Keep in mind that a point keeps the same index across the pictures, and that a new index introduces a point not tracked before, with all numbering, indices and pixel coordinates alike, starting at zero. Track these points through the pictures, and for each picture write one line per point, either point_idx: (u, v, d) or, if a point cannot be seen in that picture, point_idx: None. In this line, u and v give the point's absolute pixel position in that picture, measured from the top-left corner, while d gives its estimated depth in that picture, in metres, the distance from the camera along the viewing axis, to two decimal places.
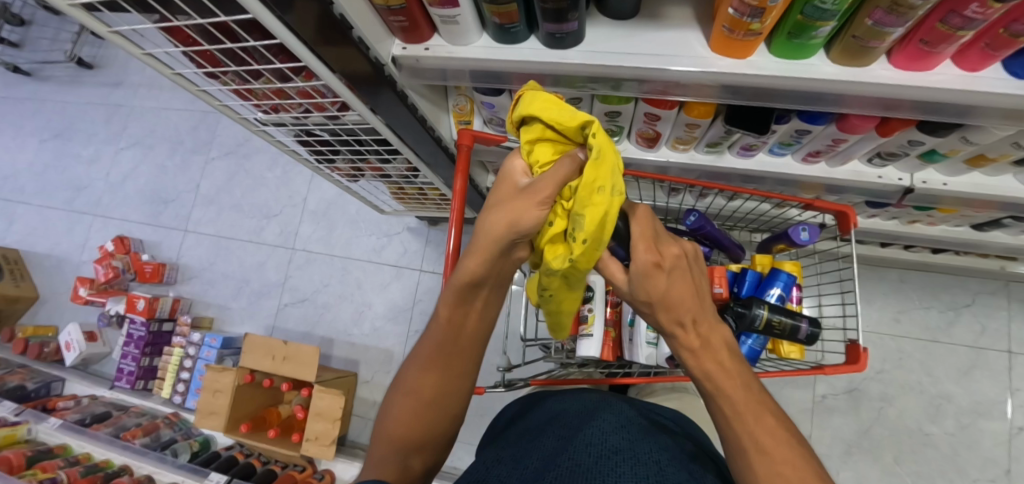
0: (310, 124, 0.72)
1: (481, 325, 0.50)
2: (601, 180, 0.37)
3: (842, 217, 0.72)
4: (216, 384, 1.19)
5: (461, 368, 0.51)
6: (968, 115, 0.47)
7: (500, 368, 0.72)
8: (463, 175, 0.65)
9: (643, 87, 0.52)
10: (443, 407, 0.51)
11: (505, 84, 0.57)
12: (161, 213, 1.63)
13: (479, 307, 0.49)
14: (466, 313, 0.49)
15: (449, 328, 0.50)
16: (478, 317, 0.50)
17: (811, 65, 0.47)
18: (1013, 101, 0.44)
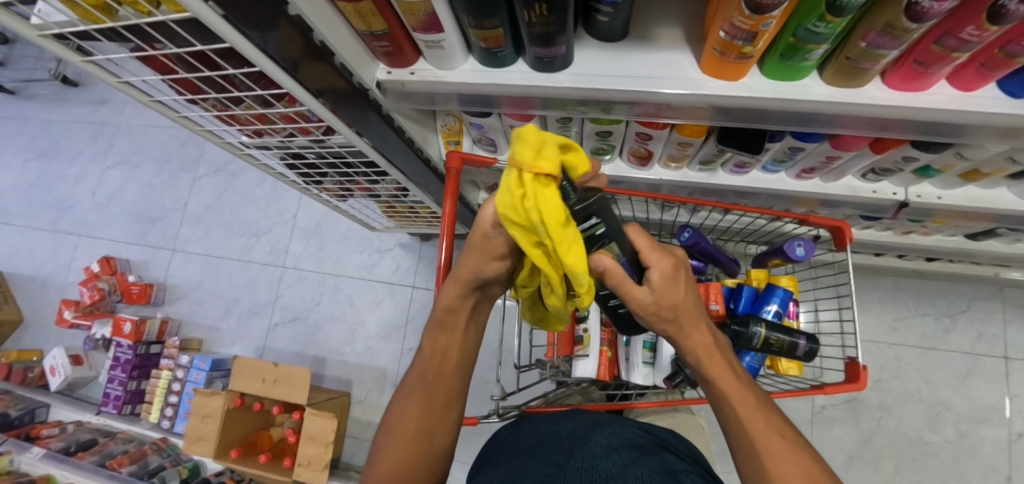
0: (295, 147, 0.71)
1: (463, 354, 0.51)
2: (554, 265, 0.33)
3: (838, 232, 0.71)
4: (204, 409, 1.16)
5: (446, 397, 0.51)
6: (961, 133, 0.47)
7: (493, 397, 0.70)
8: (451, 198, 0.64)
9: (634, 109, 0.51)
10: (428, 442, 0.50)
11: (494, 107, 0.56)
12: (148, 232, 1.60)
13: (459, 342, 0.50)
14: (449, 343, 0.50)
15: (435, 352, 0.50)
16: (460, 348, 0.51)
17: (805, 86, 0.46)
18: (1006, 121, 0.44)
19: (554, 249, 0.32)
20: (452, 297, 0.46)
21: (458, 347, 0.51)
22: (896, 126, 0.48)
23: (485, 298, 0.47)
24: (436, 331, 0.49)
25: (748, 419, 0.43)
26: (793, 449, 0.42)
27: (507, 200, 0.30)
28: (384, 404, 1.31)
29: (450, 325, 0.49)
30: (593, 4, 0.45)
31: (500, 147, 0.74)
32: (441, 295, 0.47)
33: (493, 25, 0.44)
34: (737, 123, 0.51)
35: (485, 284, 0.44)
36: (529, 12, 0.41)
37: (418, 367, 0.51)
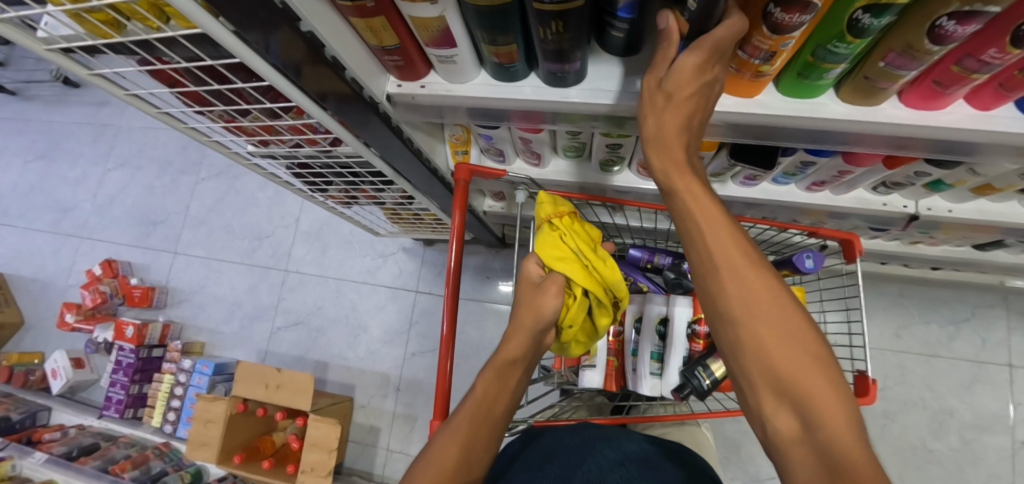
0: (302, 157, 0.71)
1: (511, 400, 0.53)
2: (597, 271, 0.56)
3: (848, 245, 0.71)
4: (207, 414, 1.16)
5: (487, 437, 0.50)
6: (977, 151, 0.46)
7: None
8: (461, 210, 0.64)
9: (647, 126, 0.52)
10: (467, 478, 0.47)
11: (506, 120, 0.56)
12: (150, 235, 1.59)
13: (512, 390, 0.54)
14: (501, 384, 0.53)
15: (487, 391, 0.52)
16: (511, 391, 0.54)
17: (820, 104, 0.46)
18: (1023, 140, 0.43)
19: (596, 265, 0.56)
20: (520, 342, 0.53)
21: (506, 389, 0.53)
22: (913, 143, 0.48)
23: (540, 350, 0.56)
24: (494, 374, 0.53)
25: (754, 311, 0.36)
26: (802, 348, 0.36)
27: (545, 245, 0.56)
28: (386, 409, 1.31)
29: (507, 372, 0.54)
30: (608, 19, 0.44)
31: (508, 157, 0.74)
32: (503, 347, 0.54)
33: (505, 41, 0.44)
34: (747, 141, 0.52)
35: (551, 325, 0.54)
36: (544, 29, 0.40)
37: (468, 403, 0.51)
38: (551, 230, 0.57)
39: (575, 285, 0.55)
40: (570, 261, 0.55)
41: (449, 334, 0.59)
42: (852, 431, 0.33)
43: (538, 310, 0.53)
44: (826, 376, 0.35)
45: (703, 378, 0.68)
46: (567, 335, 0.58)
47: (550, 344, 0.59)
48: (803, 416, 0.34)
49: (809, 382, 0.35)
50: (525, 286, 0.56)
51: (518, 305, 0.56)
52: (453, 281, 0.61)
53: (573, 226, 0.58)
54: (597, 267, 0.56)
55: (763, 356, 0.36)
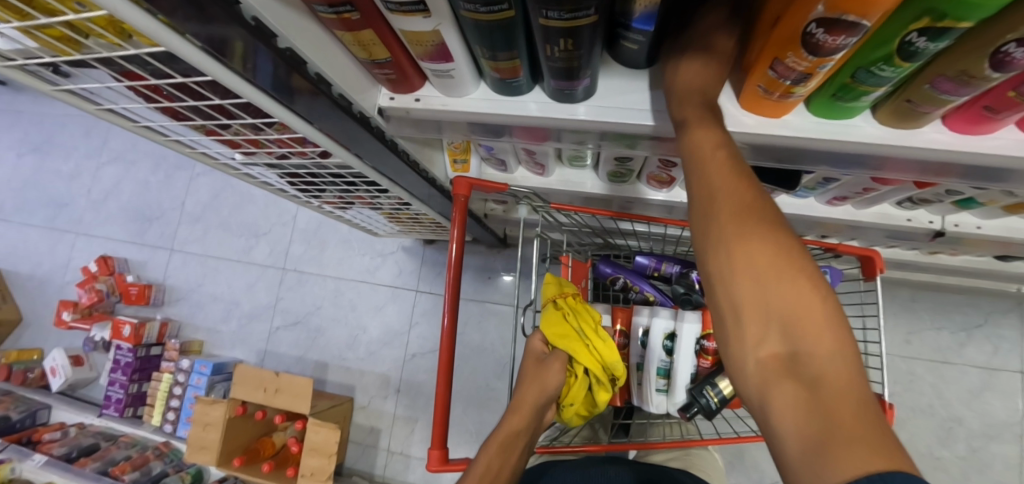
0: (292, 167, 0.68)
1: (513, 469, 0.60)
2: (597, 349, 0.61)
3: (866, 262, 0.67)
4: (206, 417, 1.15)
5: None
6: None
7: None
8: (459, 227, 0.60)
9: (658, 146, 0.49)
10: None
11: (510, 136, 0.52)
12: (147, 232, 1.57)
13: (514, 460, 0.60)
14: (503, 450, 0.59)
15: (488, 460, 0.58)
16: (514, 463, 0.60)
17: (853, 126, 0.42)
18: None
19: (597, 345, 0.61)
20: (521, 417, 0.62)
21: (508, 455, 0.59)
22: (953, 167, 0.44)
23: (541, 423, 0.64)
24: (498, 447, 0.59)
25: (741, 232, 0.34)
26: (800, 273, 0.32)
27: (549, 323, 0.63)
28: (386, 410, 1.30)
29: (509, 445, 0.60)
30: (620, 31, 0.40)
31: (510, 166, 0.70)
32: (506, 421, 0.62)
33: (507, 58, 0.40)
34: (770, 164, 0.48)
35: (552, 398, 0.64)
36: (552, 47, 0.36)
37: (474, 471, 0.57)
38: (556, 308, 0.64)
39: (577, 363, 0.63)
40: (573, 339, 0.62)
41: (449, 357, 0.57)
42: (846, 361, 0.30)
43: (543, 385, 0.63)
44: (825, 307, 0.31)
45: (711, 398, 0.67)
46: (570, 407, 0.64)
47: (553, 417, 0.67)
48: (792, 349, 0.31)
49: (805, 315, 0.31)
50: (531, 361, 0.67)
51: (524, 379, 0.65)
52: (454, 299, 0.58)
53: (577, 304, 0.65)
54: (597, 345, 0.61)
55: (757, 289, 0.33)
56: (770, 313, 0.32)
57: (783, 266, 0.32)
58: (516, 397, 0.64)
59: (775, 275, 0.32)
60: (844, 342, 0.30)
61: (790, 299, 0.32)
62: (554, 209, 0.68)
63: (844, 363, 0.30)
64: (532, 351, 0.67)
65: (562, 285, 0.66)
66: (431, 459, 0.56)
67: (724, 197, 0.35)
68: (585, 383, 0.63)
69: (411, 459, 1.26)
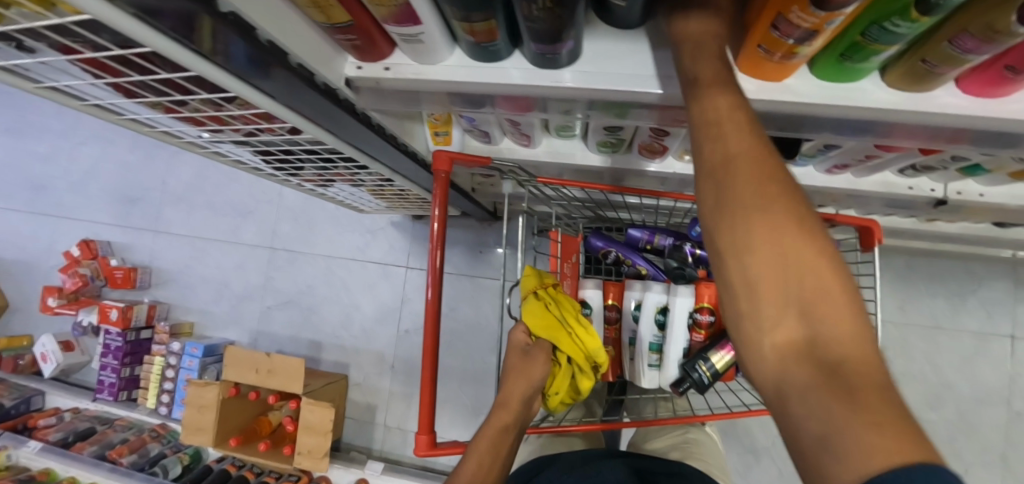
0: (264, 144, 0.64)
1: (504, 463, 0.61)
2: (582, 338, 0.61)
3: (865, 232, 0.65)
4: (201, 399, 1.14)
5: None
6: None
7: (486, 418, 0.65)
8: (441, 205, 0.57)
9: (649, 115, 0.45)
10: None
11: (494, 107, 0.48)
12: (128, 213, 1.52)
13: (505, 454, 0.61)
14: (493, 447, 0.60)
15: (479, 458, 0.59)
16: (504, 455, 0.61)
17: (859, 89, 0.39)
18: None
19: (580, 335, 0.61)
20: (510, 412, 0.61)
21: (498, 451, 0.60)
22: (969, 131, 0.40)
23: (530, 413, 0.64)
24: (488, 445, 0.60)
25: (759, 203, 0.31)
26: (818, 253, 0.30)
27: (532, 314, 0.62)
28: (382, 387, 1.30)
29: (499, 441, 0.60)
30: None
31: (495, 138, 0.67)
32: (494, 416, 0.62)
33: (483, 18, 0.36)
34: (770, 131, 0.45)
35: (540, 388, 0.63)
36: (529, 5, 0.32)
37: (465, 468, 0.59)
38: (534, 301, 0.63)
39: (562, 352, 0.63)
40: (557, 330, 0.61)
41: (434, 340, 0.55)
42: (868, 349, 0.28)
43: (530, 378, 0.62)
44: (843, 290, 0.29)
45: (703, 372, 0.66)
46: (554, 397, 0.64)
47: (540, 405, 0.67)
48: (810, 332, 0.29)
49: (823, 297, 0.29)
50: (515, 353, 0.65)
51: (510, 373, 0.64)
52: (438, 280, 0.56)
53: (559, 294, 0.64)
54: (581, 335, 0.61)
55: (776, 263, 0.30)
56: (787, 287, 0.30)
57: (802, 244, 0.30)
58: (503, 391, 0.63)
59: (793, 248, 0.30)
60: (862, 327, 0.29)
61: (808, 274, 0.29)
62: (539, 183, 0.64)
63: (864, 348, 0.28)
64: (842, 353, 0.28)
65: (543, 277, 0.65)
66: (419, 444, 0.55)
67: (742, 165, 0.32)
68: (569, 373, 0.63)
69: (409, 433, 1.27)
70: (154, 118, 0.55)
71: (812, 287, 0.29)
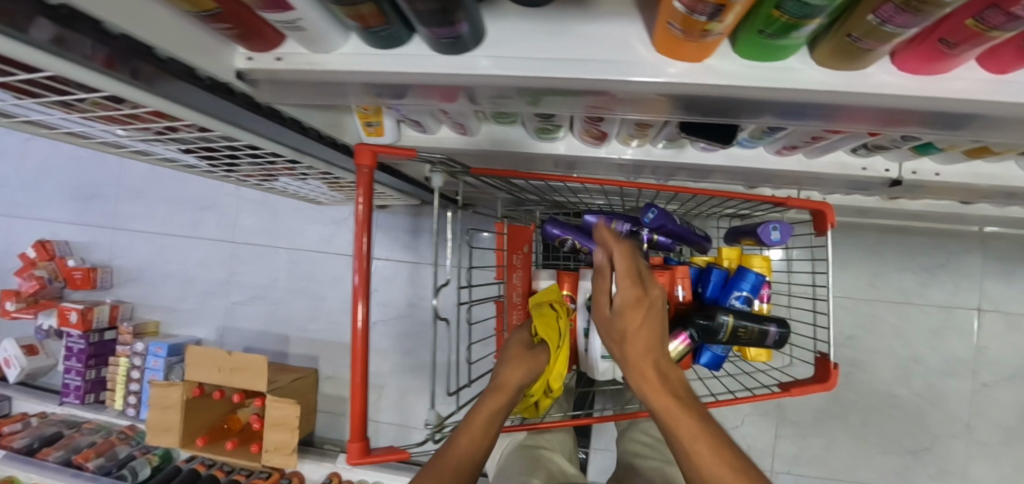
0: (183, 142, 0.60)
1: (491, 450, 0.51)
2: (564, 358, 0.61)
3: (819, 215, 0.63)
4: (164, 400, 1.12)
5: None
6: (989, 123, 0.37)
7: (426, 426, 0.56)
8: (366, 201, 0.54)
9: (563, 100, 0.41)
10: None
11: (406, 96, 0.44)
12: (84, 211, 1.46)
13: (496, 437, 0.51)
14: (489, 423, 0.51)
15: (470, 433, 0.49)
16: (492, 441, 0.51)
17: (790, 69, 0.35)
18: None
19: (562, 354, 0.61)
20: (509, 390, 0.55)
21: (493, 428, 0.51)
22: (908, 112, 0.37)
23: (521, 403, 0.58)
24: (486, 414, 0.51)
25: None
26: None
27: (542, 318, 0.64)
28: (352, 379, 1.29)
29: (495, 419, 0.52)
30: None
31: (429, 127, 0.62)
32: (489, 391, 0.54)
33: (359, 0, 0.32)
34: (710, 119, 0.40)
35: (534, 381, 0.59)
36: None
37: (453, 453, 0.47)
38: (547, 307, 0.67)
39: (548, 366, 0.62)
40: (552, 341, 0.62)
41: (364, 344, 0.53)
42: None
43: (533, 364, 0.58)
44: None
45: None
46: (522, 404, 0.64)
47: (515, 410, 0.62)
48: None
49: None
50: (515, 345, 0.61)
51: (507, 360, 0.59)
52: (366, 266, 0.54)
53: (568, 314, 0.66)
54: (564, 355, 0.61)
55: None
56: None
57: None
58: (502, 370, 0.57)
59: None
60: None
61: None
62: (475, 174, 0.58)
63: None
64: None
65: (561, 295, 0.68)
66: (351, 452, 0.53)
67: None
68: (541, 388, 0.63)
69: (382, 423, 1.28)
70: (49, 120, 0.51)
71: None
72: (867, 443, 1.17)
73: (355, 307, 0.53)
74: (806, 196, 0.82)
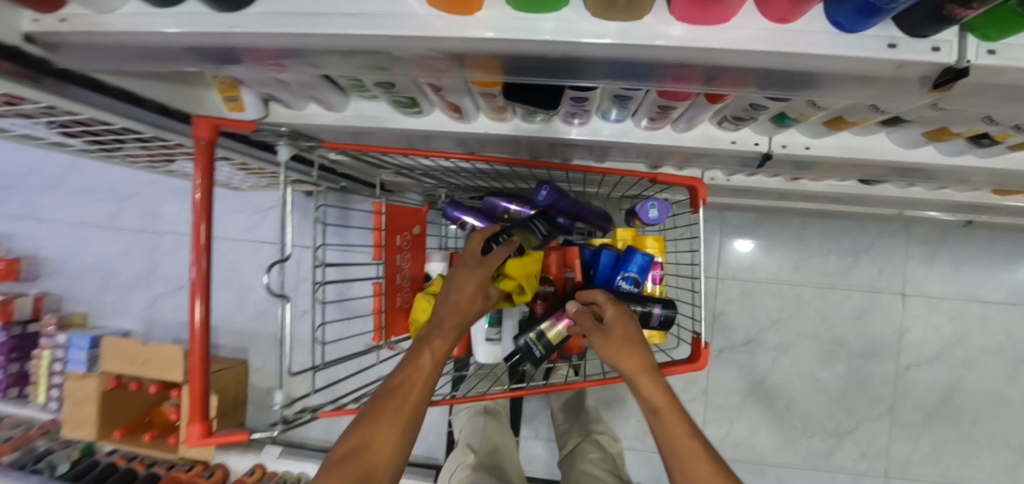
0: (28, 117, 0.57)
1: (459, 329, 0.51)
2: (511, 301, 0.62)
3: (694, 191, 0.62)
4: (79, 393, 1.09)
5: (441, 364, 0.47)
6: (812, 83, 0.35)
7: (270, 405, 0.52)
8: (205, 175, 0.51)
9: (354, 60, 0.39)
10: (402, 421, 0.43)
11: (230, 63, 0.42)
12: (5, 201, 1.41)
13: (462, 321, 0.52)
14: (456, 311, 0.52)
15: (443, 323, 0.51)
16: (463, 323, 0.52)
17: (566, 21, 0.34)
18: (848, 69, 0.33)
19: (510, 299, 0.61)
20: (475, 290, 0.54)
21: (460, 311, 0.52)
22: (715, 71, 0.35)
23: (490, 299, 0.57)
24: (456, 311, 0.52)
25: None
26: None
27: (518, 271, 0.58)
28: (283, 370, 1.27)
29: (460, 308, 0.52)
30: None
31: (294, 103, 0.60)
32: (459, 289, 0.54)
33: None
34: (528, 78, 0.39)
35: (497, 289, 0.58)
36: None
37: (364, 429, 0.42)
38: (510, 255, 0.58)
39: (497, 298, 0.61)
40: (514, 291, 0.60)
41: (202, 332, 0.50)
42: None
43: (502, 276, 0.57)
44: None
45: (535, 346, 0.63)
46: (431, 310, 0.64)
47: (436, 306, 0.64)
48: None
49: None
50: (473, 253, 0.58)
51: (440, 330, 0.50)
52: (204, 257, 0.51)
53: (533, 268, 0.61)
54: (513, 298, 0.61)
55: None
56: None
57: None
58: (467, 267, 0.56)
59: None
60: None
61: None
62: (328, 149, 0.58)
63: None
64: None
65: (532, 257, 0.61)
66: (191, 434, 0.50)
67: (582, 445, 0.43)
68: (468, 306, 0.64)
69: None
70: None
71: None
72: (791, 426, 1.19)
73: (192, 302, 0.50)
74: (710, 177, 0.82)
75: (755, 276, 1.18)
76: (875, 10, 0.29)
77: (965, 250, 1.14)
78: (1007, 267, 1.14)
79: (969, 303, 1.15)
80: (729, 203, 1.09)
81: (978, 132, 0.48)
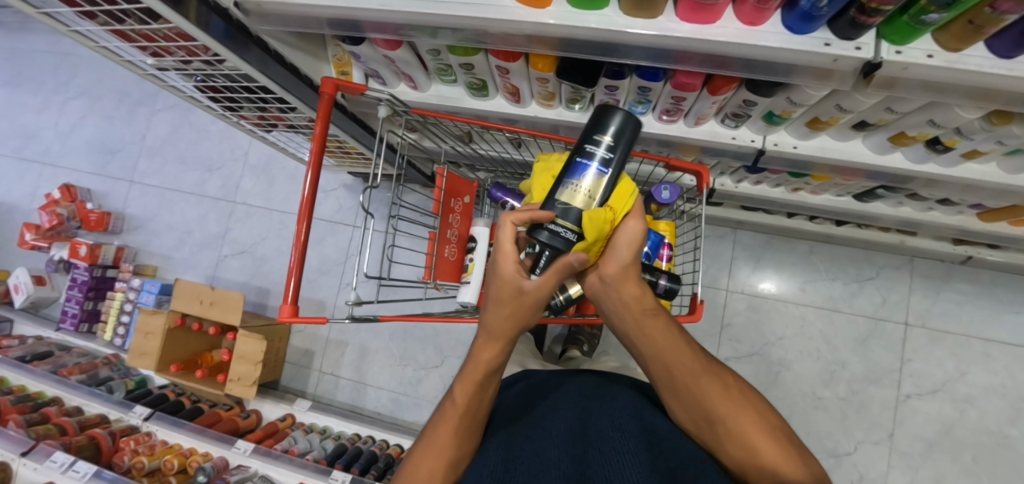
0: (194, 70, 0.75)
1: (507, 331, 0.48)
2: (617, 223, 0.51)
3: (701, 177, 0.74)
4: (148, 326, 1.24)
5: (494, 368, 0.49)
6: (789, 73, 0.49)
7: (345, 301, 0.66)
8: (323, 121, 0.67)
9: (458, 35, 0.55)
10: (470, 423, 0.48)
11: (362, 32, 0.59)
12: (108, 164, 1.65)
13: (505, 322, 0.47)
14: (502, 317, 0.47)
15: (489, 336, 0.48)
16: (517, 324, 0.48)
17: (605, 15, 0.49)
18: (806, 58, 0.46)
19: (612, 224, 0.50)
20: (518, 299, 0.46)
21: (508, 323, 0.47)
22: (715, 59, 0.50)
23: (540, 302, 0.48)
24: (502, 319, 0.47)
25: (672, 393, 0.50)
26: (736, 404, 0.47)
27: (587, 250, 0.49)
28: (320, 335, 1.40)
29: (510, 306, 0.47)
30: None
31: (389, 80, 0.78)
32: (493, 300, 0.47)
33: None
34: (580, 54, 0.54)
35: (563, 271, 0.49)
36: None
37: (428, 454, 0.46)
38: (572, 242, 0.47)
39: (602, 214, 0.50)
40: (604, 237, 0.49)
41: (299, 261, 0.65)
42: (753, 430, 0.45)
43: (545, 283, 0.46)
44: (748, 418, 0.46)
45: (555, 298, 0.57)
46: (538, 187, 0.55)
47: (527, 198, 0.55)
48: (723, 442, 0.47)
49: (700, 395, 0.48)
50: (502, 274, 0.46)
51: (496, 302, 0.47)
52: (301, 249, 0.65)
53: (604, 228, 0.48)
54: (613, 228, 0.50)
55: (689, 404, 0.49)
56: (703, 418, 0.48)
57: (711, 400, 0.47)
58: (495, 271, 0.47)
59: (697, 402, 0.48)
60: (751, 418, 0.46)
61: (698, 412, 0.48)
62: (414, 113, 0.73)
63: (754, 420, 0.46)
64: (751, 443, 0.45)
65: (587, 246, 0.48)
66: (283, 312, 0.65)
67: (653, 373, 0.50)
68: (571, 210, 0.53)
69: (341, 379, 1.37)
70: (102, 30, 0.65)
71: (717, 402, 0.47)
72: None
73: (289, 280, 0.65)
74: (720, 183, 0.97)
75: (762, 293, 1.28)
76: (812, 16, 0.43)
77: (968, 288, 1.21)
78: (1011, 308, 1.19)
79: (974, 340, 1.20)
80: (741, 220, 1.21)
81: (930, 135, 0.60)
